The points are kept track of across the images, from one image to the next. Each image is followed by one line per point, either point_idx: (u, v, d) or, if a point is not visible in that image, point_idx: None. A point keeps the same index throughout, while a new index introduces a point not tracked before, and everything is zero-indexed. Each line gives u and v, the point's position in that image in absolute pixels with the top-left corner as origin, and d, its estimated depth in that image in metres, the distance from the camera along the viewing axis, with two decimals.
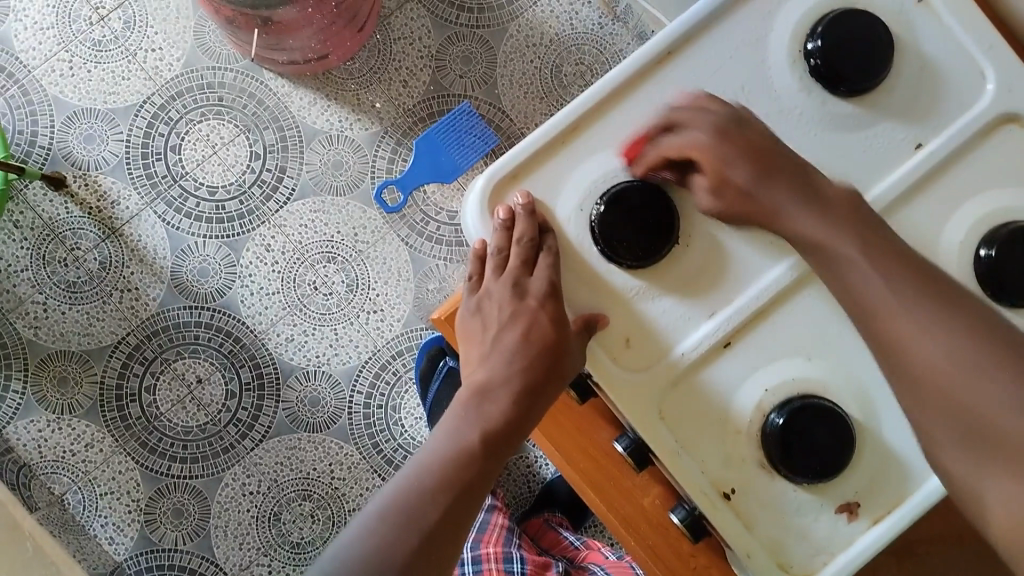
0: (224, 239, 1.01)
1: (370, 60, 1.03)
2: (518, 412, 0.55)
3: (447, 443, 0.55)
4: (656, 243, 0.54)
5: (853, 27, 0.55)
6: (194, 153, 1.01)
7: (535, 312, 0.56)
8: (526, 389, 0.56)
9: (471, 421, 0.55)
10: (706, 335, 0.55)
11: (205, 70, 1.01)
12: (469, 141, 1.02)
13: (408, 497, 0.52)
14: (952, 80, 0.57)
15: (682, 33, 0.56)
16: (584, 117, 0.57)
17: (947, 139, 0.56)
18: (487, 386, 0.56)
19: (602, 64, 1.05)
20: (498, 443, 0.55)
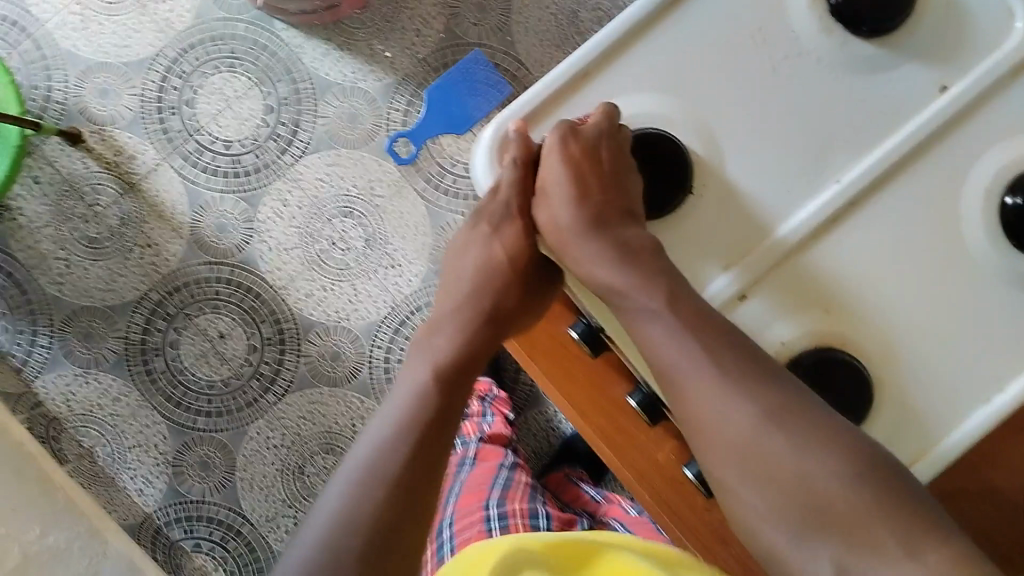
0: (241, 194, 1.00)
1: (383, 9, 1.01)
2: (472, 337, 0.60)
3: (405, 385, 0.58)
4: (659, 190, 0.55)
5: None
6: (208, 107, 1.00)
7: (488, 241, 0.62)
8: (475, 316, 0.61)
9: (424, 359, 0.59)
10: (807, 216, 0.54)
11: (216, 21, 0.99)
12: (482, 90, 1.00)
13: (382, 446, 0.54)
14: (982, 19, 0.54)
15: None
16: (594, 64, 0.56)
17: (976, 79, 0.53)
18: (433, 324, 0.62)
19: (621, 8, 1.01)
20: (454, 370, 0.59)
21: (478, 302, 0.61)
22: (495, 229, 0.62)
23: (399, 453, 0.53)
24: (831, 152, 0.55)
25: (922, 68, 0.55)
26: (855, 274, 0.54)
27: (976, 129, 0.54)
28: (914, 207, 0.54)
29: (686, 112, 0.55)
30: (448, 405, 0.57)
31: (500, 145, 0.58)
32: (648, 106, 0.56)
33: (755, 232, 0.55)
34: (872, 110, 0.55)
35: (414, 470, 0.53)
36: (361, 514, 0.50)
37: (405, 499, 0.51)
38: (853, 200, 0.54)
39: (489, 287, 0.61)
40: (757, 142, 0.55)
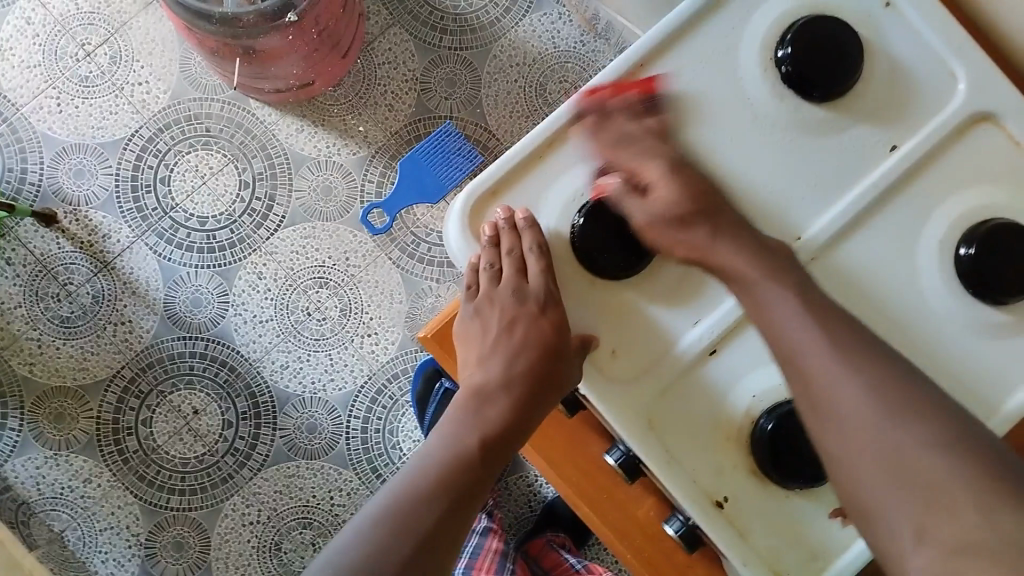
0: (216, 269, 1.01)
1: (355, 86, 1.04)
2: (518, 416, 0.55)
3: (442, 446, 0.54)
4: (639, 255, 0.54)
5: (817, 29, 0.55)
6: (183, 185, 1.01)
7: (535, 322, 0.56)
8: (529, 403, 0.56)
9: (468, 426, 0.55)
10: (853, 200, 0.56)
11: (192, 102, 1.02)
12: (456, 151, 0.98)
13: (415, 499, 0.50)
14: (929, 82, 0.57)
15: (653, 44, 0.56)
16: (558, 132, 0.56)
17: (922, 139, 0.56)
18: (481, 390, 0.57)
19: (586, 81, 1.05)
20: (496, 448, 0.54)
21: (529, 369, 0.56)
22: (541, 309, 0.55)
23: (425, 506, 0.50)
24: (790, 208, 0.56)
25: (870, 127, 0.57)
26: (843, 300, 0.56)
27: (923, 186, 0.56)
28: (871, 261, 0.56)
29: None
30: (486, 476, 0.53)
31: (477, 207, 0.57)
32: (614, 171, 0.56)
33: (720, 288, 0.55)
34: (828, 167, 0.56)
35: (441, 527, 0.49)
36: (383, 564, 0.46)
37: (430, 558, 0.47)
38: (813, 255, 0.56)
39: (546, 373, 0.54)
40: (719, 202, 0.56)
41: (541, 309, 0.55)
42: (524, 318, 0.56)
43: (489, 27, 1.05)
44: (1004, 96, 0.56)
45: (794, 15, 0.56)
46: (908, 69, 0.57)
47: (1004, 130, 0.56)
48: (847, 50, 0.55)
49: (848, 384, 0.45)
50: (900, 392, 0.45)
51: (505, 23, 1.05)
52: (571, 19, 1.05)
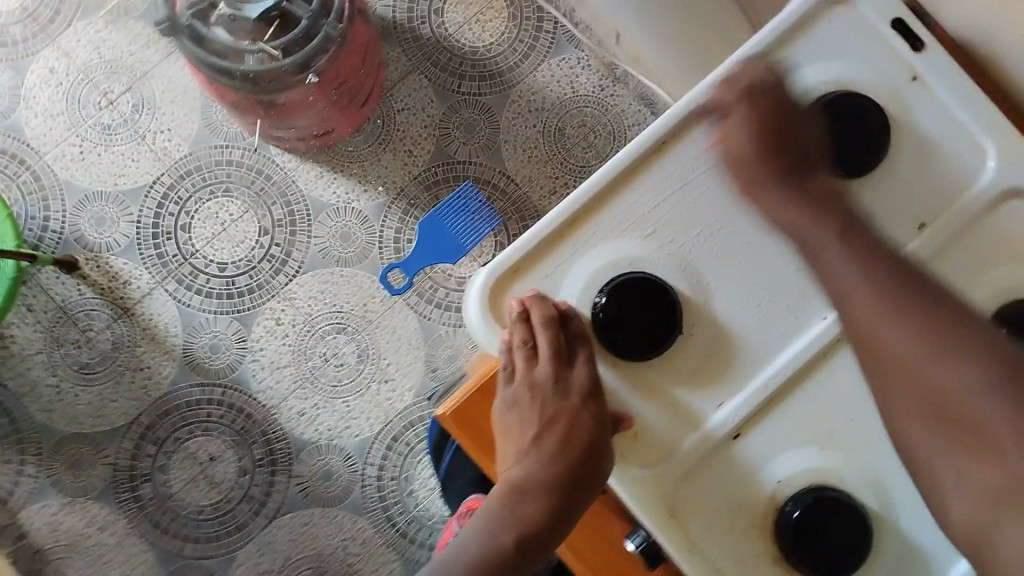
0: (234, 314, 1.01)
1: (375, 132, 1.04)
2: (560, 505, 0.51)
3: (473, 548, 0.50)
4: (663, 338, 0.53)
5: (844, 111, 0.54)
6: (203, 231, 1.02)
7: (577, 410, 0.52)
8: (573, 492, 0.51)
9: (508, 514, 0.51)
10: None
11: (214, 149, 1.02)
12: (475, 217, 0.93)
13: None
14: (952, 159, 0.56)
15: (677, 120, 0.55)
16: (582, 210, 0.55)
17: (950, 217, 0.55)
18: (517, 488, 0.52)
19: (606, 125, 1.05)
20: (535, 543, 0.50)
21: (569, 465, 0.52)
22: (586, 400, 0.52)
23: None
24: (814, 289, 0.55)
25: (894, 204, 0.56)
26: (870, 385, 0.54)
27: (952, 265, 0.55)
28: None
29: (672, 252, 0.55)
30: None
31: (507, 277, 0.56)
32: (637, 251, 0.55)
33: (746, 369, 0.55)
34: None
35: None
36: None
37: None
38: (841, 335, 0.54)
39: (590, 465, 0.51)
40: (744, 284, 0.55)
41: (587, 397, 0.52)
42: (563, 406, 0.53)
43: (507, 73, 1.05)
44: None
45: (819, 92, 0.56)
46: (937, 145, 0.56)
47: None
48: (871, 124, 0.54)
49: (889, 328, 0.43)
50: (950, 337, 0.42)
51: (524, 68, 1.05)
52: (589, 64, 1.05)
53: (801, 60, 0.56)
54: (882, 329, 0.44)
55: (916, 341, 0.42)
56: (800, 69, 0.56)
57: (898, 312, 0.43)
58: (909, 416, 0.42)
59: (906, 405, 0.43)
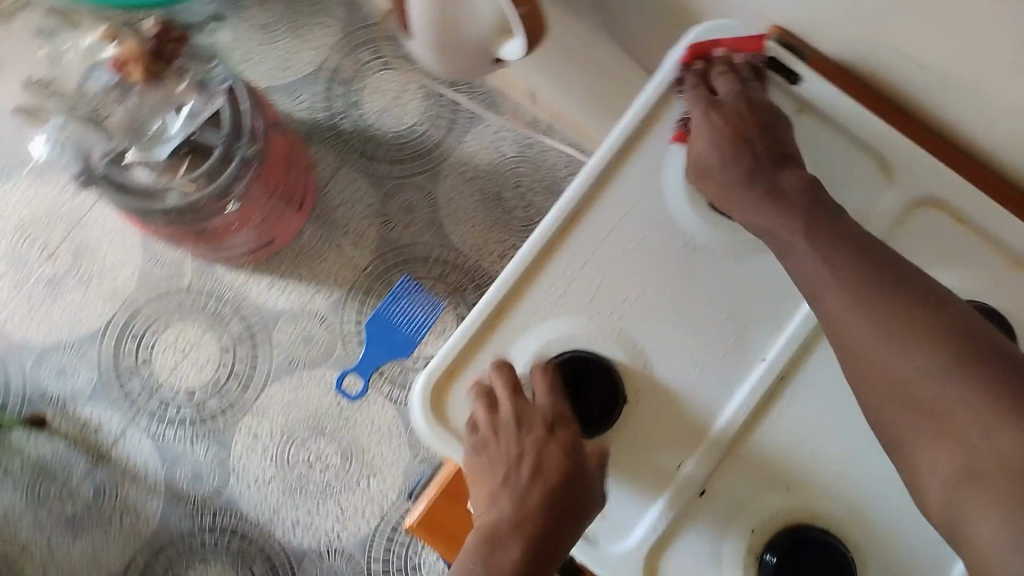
0: (211, 438, 1.00)
1: (316, 231, 1.05)
2: (544, 542, 0.48)
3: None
4: (608, 412, 0.54)
5: None
6: (165, 361, 1.02)
7: (546, 447, 0.50)
8: (555, 528, 0.49)
9: (494, 550, 0.47)
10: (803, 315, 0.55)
11: (162, 279, 1.03)
12: (414, 310, 0.92)
13: None
14: (850, 183, 0.57)
15: (580, 196, 0.56)
16: (506, 299, 0.56)
17: None
18: (495, 527, 0.48)
19: (540, 180, 1.06)
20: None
21: (549, 500, 0.49)
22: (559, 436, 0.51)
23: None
24: (750, 331, 0.55)
25: None
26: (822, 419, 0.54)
27: None
28: None
29: (600, 325, 0.55)
30: None
31: (450, 371, 0.55)
32: (567, 330, 0.55)
33: (700, 420, 0.55)
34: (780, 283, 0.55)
35: None
36: None
37: None
38: (782, 372, 0.55)
39: (567, 497, 0.49)
40: (680, 340, 0.55)
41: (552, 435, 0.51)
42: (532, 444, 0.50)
43: (436, 149, 1.07)
44: (931, 181, 0.56)
45: None
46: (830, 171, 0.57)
47: (941, 213, 0.57)
48: None
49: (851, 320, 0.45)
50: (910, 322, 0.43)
51: (451, 141, 1.07)
52: (512, 125, 1.07)
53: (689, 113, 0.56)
54: (846, 320, 0.45)
55: (870, 332, 0.44)
56: None
57: (855, 305, 0.45)
58: (895, 415, 0.43)
59: (885, 400, 0.44)
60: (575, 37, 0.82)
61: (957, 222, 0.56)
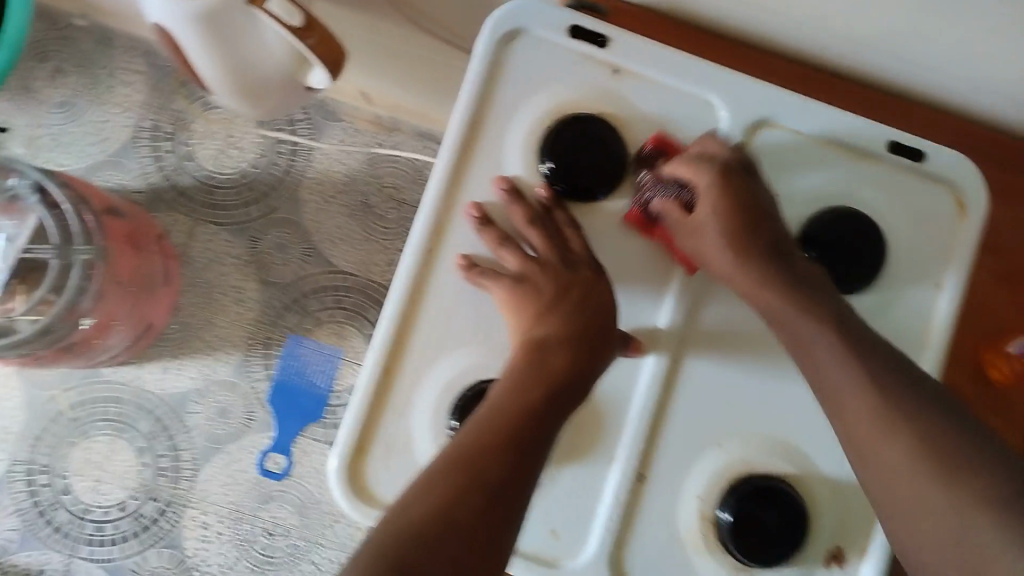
0: (159, 542, 0.96)
1: (194, 300, 0.99)
2: (572, 380, 0.50)
3: (497, 405, 0.48)
4: None
5: (573, 139, 0.53)
6: (84, 483, 0.96)
7: (588, 282, 0.52)
8: (584, 369, 0.51)
9: (528, 378, 0.49)
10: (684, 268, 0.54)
11: (50, 401, 0.97)
12: (313, 366, 0.99)
13: (471, 451, 0.46)
14: (688, 124, 0.55)
15: (430, 229, 0.54)
16: (391, 355, 0.53)
17: None
18: (535, 355, 0.50)
19: (404, 176, 1.02)
20: (549, 415, 0.48)
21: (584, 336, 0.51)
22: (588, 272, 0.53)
23: (491, 455, 0.45)
24: (635, 307, 0.55)
25: None
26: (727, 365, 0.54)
27: None
28: (736, 312, 0.55)
29: (491, 350, 0.54)
30: (532, 447, 0.47)
31: (361, 441, 0.53)
32: (462, 365, 0.54)
33: (617, 411, 0.54)
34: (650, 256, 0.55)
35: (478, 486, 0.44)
36: (437, 489, 0.44)
37: (474, 497, 0.44)
38: (680, 334, 0.54)
39: (597, 339, 0.51)
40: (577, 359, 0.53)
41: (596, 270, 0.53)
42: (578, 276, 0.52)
43: (286, 177, 1.01)
44: (768, 98, 0.55)
45: (543, 129, 0.54)
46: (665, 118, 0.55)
47: (780, 127, 0.56)
48: (601, 139, 0.54)
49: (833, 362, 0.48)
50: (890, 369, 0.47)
51: (299, 164, 1.01)
52: (356, 127, 1.02)
53: (511, 106, 0.55)
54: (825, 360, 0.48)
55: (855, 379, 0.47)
56: (516, 116, 0.55)
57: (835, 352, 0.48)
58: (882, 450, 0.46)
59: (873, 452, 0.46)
60: (385, 34, 0.78)
61: (799, 131, 0.55)
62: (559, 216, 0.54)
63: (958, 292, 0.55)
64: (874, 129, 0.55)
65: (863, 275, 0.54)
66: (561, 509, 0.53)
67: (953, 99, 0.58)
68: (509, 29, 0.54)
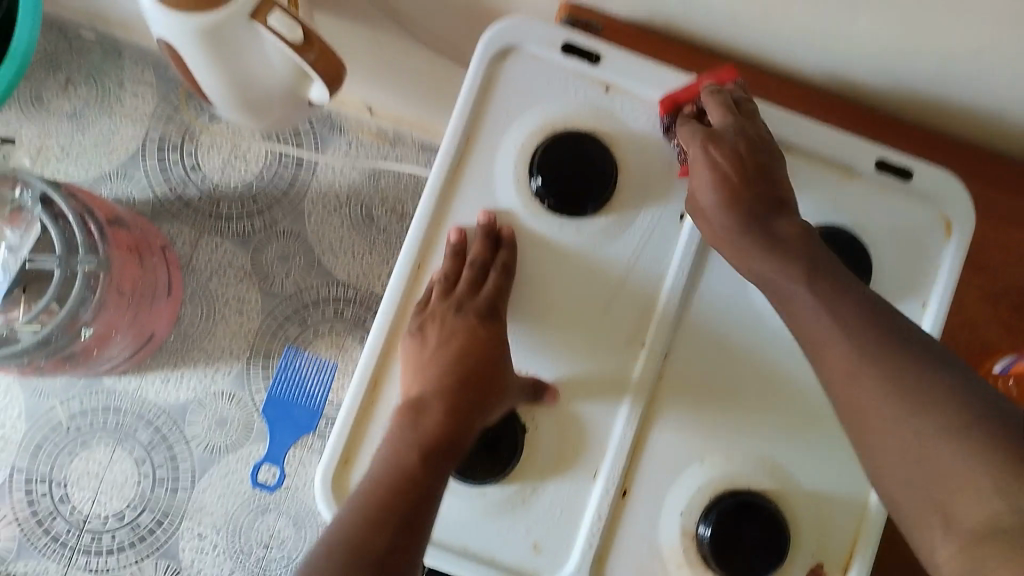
0: (155, 553, 0.96)
1: (196, 311, 1.00)
2: (450, 432, 0.51)
3: (378, 472, 0.49)
4: (501, 455, 0.52)
5: (564, 154, 0.53)
6: (82, 492, 0.96)
7: (472, 330, 0.53)
8: (462, 421, 0.51)
9: (407, 444, 0.50)
10: (674, 281, 0.54)
11: (51, 410, 0.97)
12: (309, 381, 0.98)
13: (347, 533, 0.46)
14: None
15: (420, 242, 0.55)
16: (378, 367, 0.54)
17: None
18: (411, 410, 0.51)
19: (406, 189, 1.03)
20: (431, 477, 0.49)
21: (467, 381, 0.52)
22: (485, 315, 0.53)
23: (371, 534, 0.46)
24: (621, 323, 0.55)
25: (649, 209, 0.55)
26: (712, 380, 0.54)
27: None
28: (724, 325, 0.55)
29: None
30: (411, 502, 0.47)
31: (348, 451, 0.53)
32: None
33: (602, 425, 0.54)
34: (634, 272, 0.55)
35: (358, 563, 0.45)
36: None
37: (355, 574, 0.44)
38: (668, 348, 0.54)
39: (484, 385, 0.52)
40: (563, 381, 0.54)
41: (488, 316, 0.53)
42: (463, 325, 0.53)
43: (290, 190, 1.02)
44: (759, 114, 0.55)
45: (534, 143, 0.54)
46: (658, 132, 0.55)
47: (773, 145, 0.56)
48: (587, 154, 0.54)
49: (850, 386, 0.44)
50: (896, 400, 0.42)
51: (303, 177, 1.02)
52: (360, 141, 1.03)
53: (504, 121, 0.55)
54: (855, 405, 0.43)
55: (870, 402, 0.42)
56: (508, 131, 0.55)
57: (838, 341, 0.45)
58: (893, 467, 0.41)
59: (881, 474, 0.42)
60: (389, 49, 0.79)
61: (790, 149, 0.56)
62: (502, 257, 0.54)
63: (947, 308, 0.55)
64: (865, 147, 0.55)
65: None
66: (544, 522, 0.53)
67: (945, 115, 0.58)
68: (503, 45, 0.55)
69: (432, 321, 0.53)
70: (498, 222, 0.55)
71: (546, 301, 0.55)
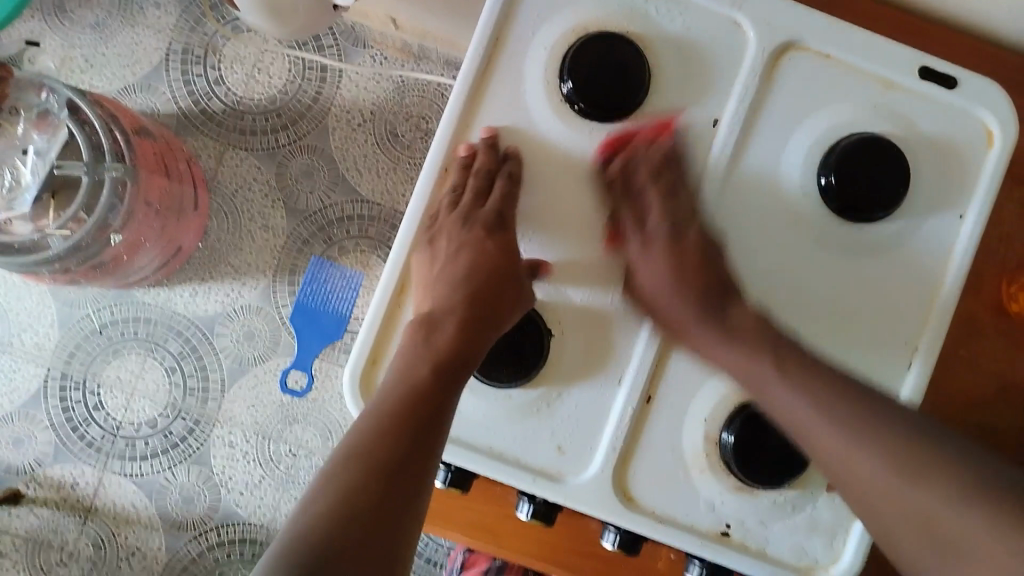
0: (188, 460, 0.99)
1: (222, 225, 1.00)
2: (463, 342, 0.52)
3: (393, 380, 0.51)
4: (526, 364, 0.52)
5: (595, 57, 0.52)
6: (116, 400, 0.99)
7: (479, 242, 0.55)
8: (474, 332, 0.52)
9: (420, 355, 0.51)
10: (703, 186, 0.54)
11: (83, 320, 0.99)
12: (336, 290, 0.98)
13: (365, 438, 0.48)
14: (714, 50, 0.54)
15: (446, 145, 0.55)
16: (404, 273, 0.54)
17: (736, 100, 0.54)
18: (426, 323, 0.52)
19: (430, 107, 1.01)
20: (443, 392, 0.50)
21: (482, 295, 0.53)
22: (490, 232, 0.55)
23: (386, 442, 0.48)
24: None
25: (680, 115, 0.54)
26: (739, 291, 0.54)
27: (765, 137, 0.54)
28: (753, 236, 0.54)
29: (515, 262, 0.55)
30: (427, 412, 0.49)
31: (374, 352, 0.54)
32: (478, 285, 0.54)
33: (627, 333, 0.54)
34: (664, 179, 0.54)
35: (376, 470, 0.47)
36: (339, 483, 0.46)
37: (374, 479, 0.46)
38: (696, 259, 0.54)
39: (496, 294, 0.53)
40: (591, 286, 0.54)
41: (494, 227, 0.55)
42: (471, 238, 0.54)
43: (314, 105, 1.01)
44: (797, 18, 0.54)
45: (564, 47, 0.53)
46: (690, 35, 0.54)
47: (810, 51, 0.54)
48: (620, 55, 0.52)
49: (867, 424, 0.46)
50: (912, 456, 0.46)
51: (326, 92, 1.01)
52: (385, 57, 1.01)
53: (533, 22, 0.54)
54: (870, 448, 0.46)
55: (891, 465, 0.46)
56: (538, 33, 0.54)
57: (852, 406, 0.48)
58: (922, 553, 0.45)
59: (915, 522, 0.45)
60: None
61: (828, 56, 0.54)
62: (509, 167, 0.53)
63: (982, 220, 0.54)
64: (906, 53, 0.54)
65: (892, 201, 0.52)
66: (568, 426, 0.54)
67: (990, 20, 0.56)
68: None
69: (442, 233, 0.55)
70: (501, 138, 0.54)
71: (557, 208, 0.54)
